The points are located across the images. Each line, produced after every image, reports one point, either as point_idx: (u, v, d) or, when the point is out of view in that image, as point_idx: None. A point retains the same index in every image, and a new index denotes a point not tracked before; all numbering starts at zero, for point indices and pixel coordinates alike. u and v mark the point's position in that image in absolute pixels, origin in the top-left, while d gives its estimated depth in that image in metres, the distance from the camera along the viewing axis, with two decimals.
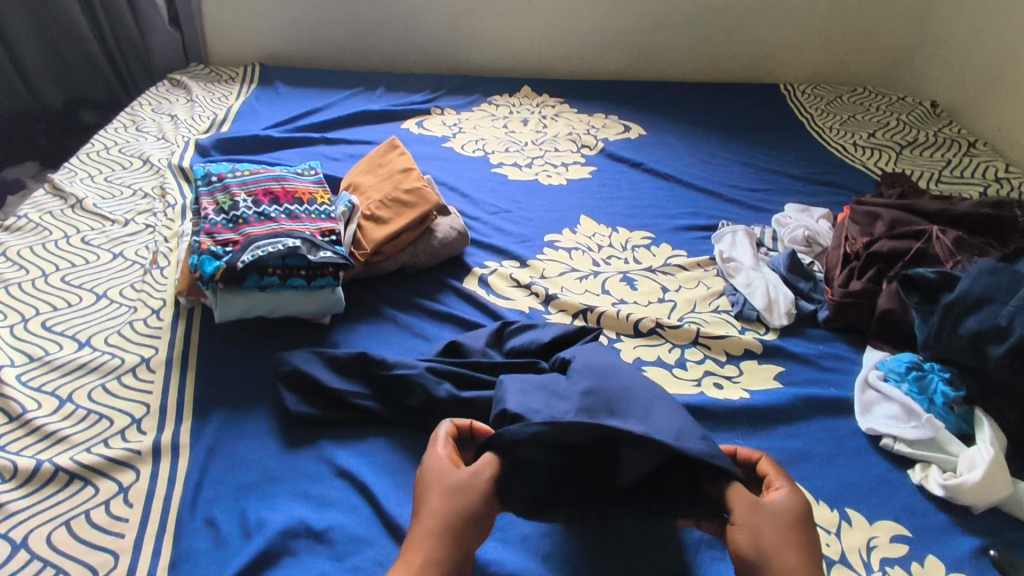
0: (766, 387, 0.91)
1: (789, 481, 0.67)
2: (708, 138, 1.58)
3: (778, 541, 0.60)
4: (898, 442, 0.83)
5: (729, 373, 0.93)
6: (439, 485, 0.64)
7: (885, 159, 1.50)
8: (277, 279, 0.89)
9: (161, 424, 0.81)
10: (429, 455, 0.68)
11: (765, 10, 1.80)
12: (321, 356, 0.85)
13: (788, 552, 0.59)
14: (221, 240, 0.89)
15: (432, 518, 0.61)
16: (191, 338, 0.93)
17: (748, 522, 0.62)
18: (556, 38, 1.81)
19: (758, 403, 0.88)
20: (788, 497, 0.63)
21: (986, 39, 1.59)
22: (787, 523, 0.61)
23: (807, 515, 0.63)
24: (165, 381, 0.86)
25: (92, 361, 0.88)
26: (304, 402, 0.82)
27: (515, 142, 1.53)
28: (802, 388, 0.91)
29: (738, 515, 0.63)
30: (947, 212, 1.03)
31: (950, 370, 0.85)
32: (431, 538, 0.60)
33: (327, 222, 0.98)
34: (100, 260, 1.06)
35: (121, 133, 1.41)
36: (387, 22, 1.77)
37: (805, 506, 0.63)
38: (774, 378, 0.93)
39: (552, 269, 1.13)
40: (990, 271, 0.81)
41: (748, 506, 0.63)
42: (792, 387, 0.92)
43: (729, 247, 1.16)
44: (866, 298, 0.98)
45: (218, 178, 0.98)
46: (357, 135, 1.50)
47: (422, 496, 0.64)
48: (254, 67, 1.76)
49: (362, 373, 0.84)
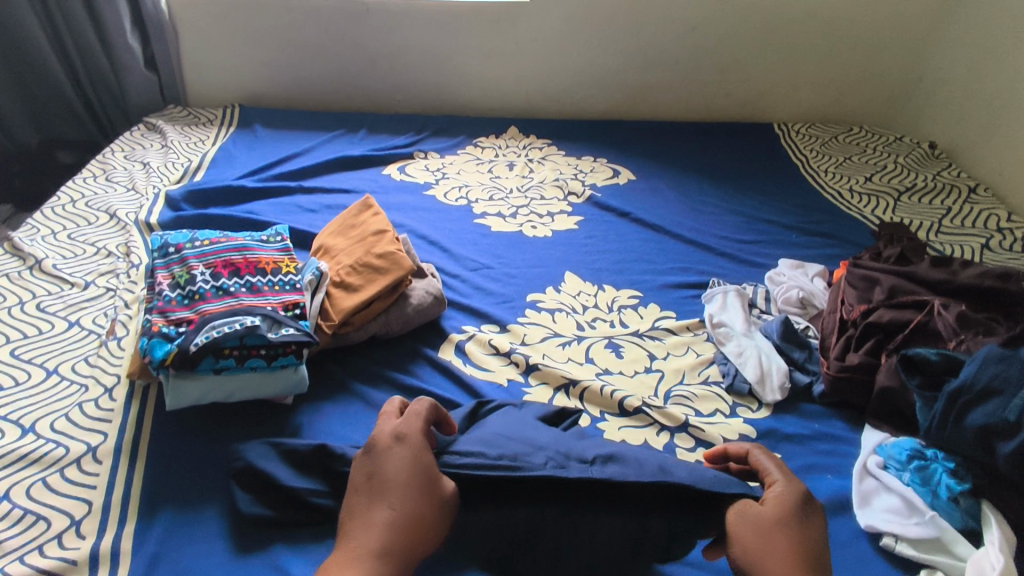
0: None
1: (784, 472, 0.66)
2: (699, 185, 1.53)
3: (761, 544, 0.60)
4: (900, 541, 0.76)
5: None
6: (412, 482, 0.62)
7: (882, 207, 1.45)
8: (234, 361, 0.83)
9: (103, 526, 0.74)
10: (409, 439, 0.66)
11: (756, 50, 1.76)
12: (278, 450, 0.79)
13: (772, 556, 0.59)
14: (175, 319, 0.85)
15: (394, 517, 0.60)
16: (143, 423, 0.86)
17: (739, 531, 0.62)
18: (544, 78, 1.77)
19: None
20: (780, 496, 0.63)
21: (984, 80, 1.54)
22: (780, 525, 0.61)
23: (796, 514, 0.62)
24: (111, 474, 0.80)
25: (34, 450, 0.81)
26: (255, 499, 0.76)
27: (499, 189, 1.48)
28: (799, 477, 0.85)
29: (730, 526, 0.63)
30: (950, 282, 0.98)
31: (955, 460, 0.78)
32: (394, 537, 0.59)
33: (292, 293, 0.92)
34: (54, 329, 1.00)
35: (89, 183, 1.36)
36: (370, 63, 1.73)
37: (796, 501, 0.63)
38: None
39: (534, 333, 1.07)
40: (998, 359, 0.75)
41: (735, 514, 0.63)
42: None
43: (720, 308, 1.11)
44: (863, 373, 0.92)
45: (175, 250, 0.95)
46: (335, 183, 1.45)
47: (390, 484, 0.62)
48: (234, 108, 1.72)
49: (319, 463, 0.78)
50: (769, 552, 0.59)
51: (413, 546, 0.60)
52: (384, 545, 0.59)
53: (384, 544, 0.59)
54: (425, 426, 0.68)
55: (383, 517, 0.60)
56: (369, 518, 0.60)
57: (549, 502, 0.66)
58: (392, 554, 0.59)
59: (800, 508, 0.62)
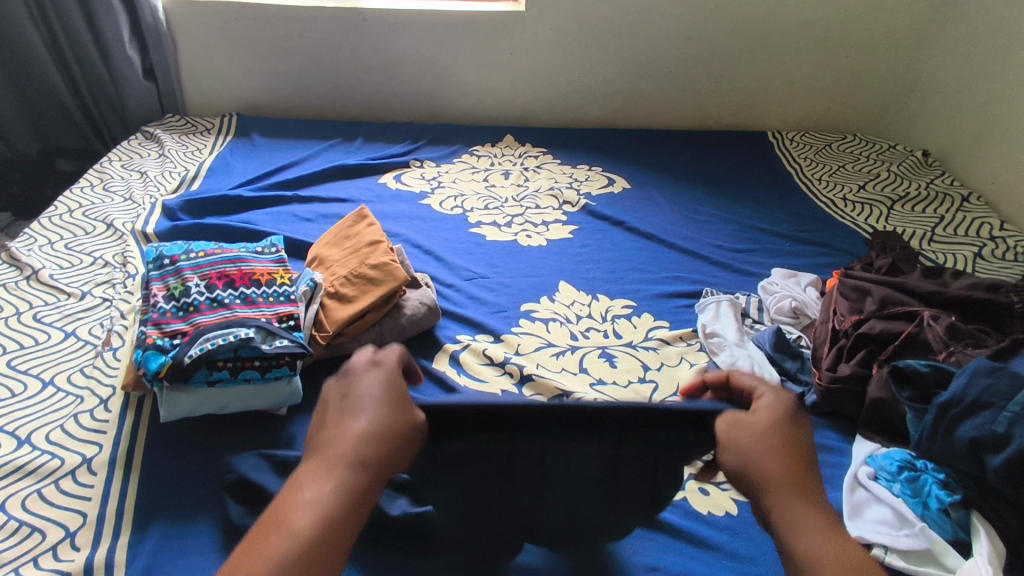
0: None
1: (765, 384, 0.64)
2: (693, 194, 1.54)
3: (761, 449, 0.57)
4: (889, 553, 0.75)
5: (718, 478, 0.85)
6: (389, 405, 0.57)
7: (875, 215, 1.45)
8: (228, 373, 0.83)
9: (97, 537, 0.75)
10: (387, 369, 0.61)
11: (751, 59, 1.77)
12: (270, 461, 0.80)
13: (772, 458, 0.57)
14: (169, 331, 0.85)
15: (368, 436, 0.54)
16: (138, 434, 0.87)
17: (732, 439, 0.59)
18: (540, 87, 1.79)
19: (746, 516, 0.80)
20: (770, 404, 0.60)
21: (977, 89, 1.55)
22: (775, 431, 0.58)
23: (789, 417, 0.60)
24: (106, 485, 0.80)
25: (29, 462, 0.82)
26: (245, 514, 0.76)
27: (495, 198, 1.49)
28: None
29: (722, 436, 0.60)
30: (939, 293, 1.00)
31: (946, 472, 0.79)
32: (372, 447, 0.54)
33: (286, 305, 0.94)
34: (50, 340, 1.01)
35: (87, 193, 1.37)
36: (367, 72, 1.74)
37: (786, 409, 0.60)
38: None
39: (528, 343, 1.07)
40: (987, 372, 0.76)
41: (725, 424, 0.60)
42: None
43: (713, 319, 1.12)
44: (856, 384, 0.92)
45: (170, 262, 0.96)
46: (331, 192, 1.46)
47: (365, 404, 0.57)
48: (232, 117, 1.73)
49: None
50: (766, 456, 0.57)
51: (394, 458, 0.55)
52: (361, 454, 0.53)
53: (361, 453, 0.53)
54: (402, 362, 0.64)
55: (358, 432, 0.55)
56: (341, 433, 0.54)
57: (520, 431, 0.61)
58: (370, 465, 0.53)
59: (790, 415, 0.60)
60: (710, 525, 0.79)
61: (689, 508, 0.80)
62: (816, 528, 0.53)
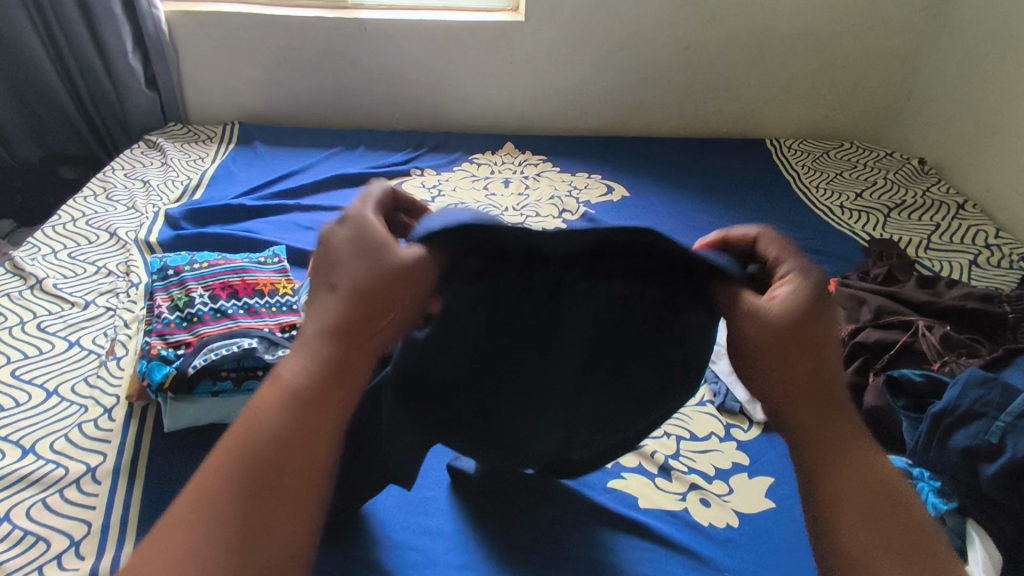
0: (758, 508, 0.84)
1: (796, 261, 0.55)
2: (692, 202, 1.55)
3: (787, 356, 0.53)
4: None
5: (718, 490, 0.86)
6: (351, 257, 0.54)
7: (873, 223, 1.47)
8: (231, 383, 0.84)
9: (102, 546, 0.75)
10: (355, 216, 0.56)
11: (748, 68, 1.78)
12: None
13: (797, 366, 0.53)
14: (173, 341, 0.86)
15: (330, 307, 0.53)
16: (142, 444, 0.87)
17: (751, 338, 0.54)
18: (540, 96, 1.80)
19: (747, 529, 0.81)
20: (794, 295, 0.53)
21: (973, 98, 1.57)
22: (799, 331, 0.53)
23: (816, 311, 0.53)
24: (110, 494, 0.81)
25: (34, 472, 0.83)
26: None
27: (495, 207, 1.50)
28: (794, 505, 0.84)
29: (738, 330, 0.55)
30: (935, 303, 1.01)
31: (942, 481, 0.80)
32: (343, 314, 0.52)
33: (289, 315, 0.95)
34: (54, 349, 1.02)
35: (90, 202, 1.38)
36: (367, 82, 1.76)
37: (814, 295, 0.53)
38: (766, 495, 0.86)
39: None
40: (980, 382, 0.78)
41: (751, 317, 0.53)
42: (784, 503, 0.85)
43: None
44: (853, 393, 0.93)
45: (174, 273, 0.97)
46: (332, 201, 1.47)
47: (330, 265, 0.54)
48: (233, 126, 1.74)
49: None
50: (792, 360, 0.53)
51: (370, 326, 0.53)
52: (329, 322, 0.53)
53: (332, 323, 0.53)
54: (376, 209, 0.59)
55: (326, 302, 0.53)
56: (312, 306, 0.54)
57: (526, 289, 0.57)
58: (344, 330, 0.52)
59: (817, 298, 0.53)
60: (710, 537, 0.79)
61: (691, 519, 0.82)
62: (833, 446, 0.54)
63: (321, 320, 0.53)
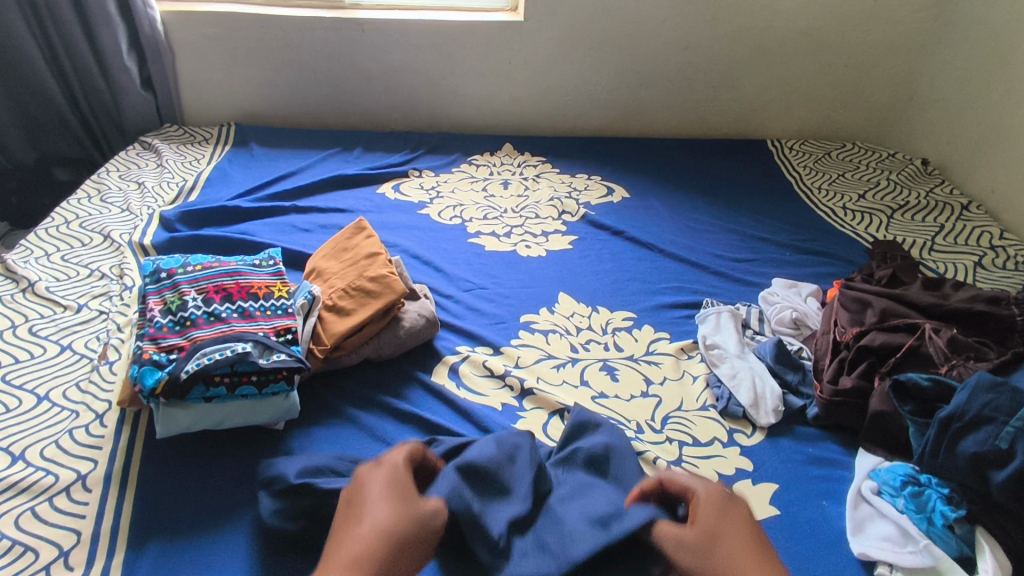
0: (762, 516, 0.82)
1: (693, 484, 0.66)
2: (693, 203, 1.54)
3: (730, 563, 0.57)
4: (895, 570, 0.75)
5: None
6: (383, 498, 0.61)
7: (875, 224, 1.45)
8: (224, 389, 0.83)
9: (92, 556, 0.74)
10: (383, 468, 0.66)
11: (750, 68, 1.77)
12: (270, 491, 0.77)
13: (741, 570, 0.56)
14: (166, 346, 0.85)
15: (368, 533, 0.56)
16: (134, 450, 0.86)
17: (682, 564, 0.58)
18: (539, 97, 1.78)
19: None
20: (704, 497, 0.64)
21: (976, 98, 1.55)
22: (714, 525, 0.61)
23: (728, 520, 0.61)
24: (100, 502, 0.79)
25: (23, 479, 0.81)
26: (252, 544, 0.76)
27: (494, 208, 1.48)
28: (798, 514, 0.83)
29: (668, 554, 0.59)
30: (940, 305, 0.99)
31: (950, 486, 0.77)
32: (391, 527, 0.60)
33: (284, 318, 0.93)
34: (46, 354, 1.00)
35: (84, 204, 1.36)
36: (365, 83, 1.74)
37: (720, 499, 0.64)
38: (769, 502, 0.84)
39: (528, 355, 1.06)
40: (989, 386, 0.76)
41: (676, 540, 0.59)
42: (788, 511, 0.83)
43: (714, 330, 1.11)
44: (857, 397, 0.92)
45: (167, 276, 0.95)
46: (330, 202, 1.45)
47: (364, 506, 0.60)
48: (230, 127, 1.73)
49: (300, 506, 0.75)
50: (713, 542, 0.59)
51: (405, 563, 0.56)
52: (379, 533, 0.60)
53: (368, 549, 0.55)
54: (407, 459, 0.68)
55: (359, 534, 0.57)
56: (343, 538, 0.57)
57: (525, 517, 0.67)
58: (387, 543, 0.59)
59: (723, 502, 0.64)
60: None
61: None
62: None
63: (356, 546, 0.55)
